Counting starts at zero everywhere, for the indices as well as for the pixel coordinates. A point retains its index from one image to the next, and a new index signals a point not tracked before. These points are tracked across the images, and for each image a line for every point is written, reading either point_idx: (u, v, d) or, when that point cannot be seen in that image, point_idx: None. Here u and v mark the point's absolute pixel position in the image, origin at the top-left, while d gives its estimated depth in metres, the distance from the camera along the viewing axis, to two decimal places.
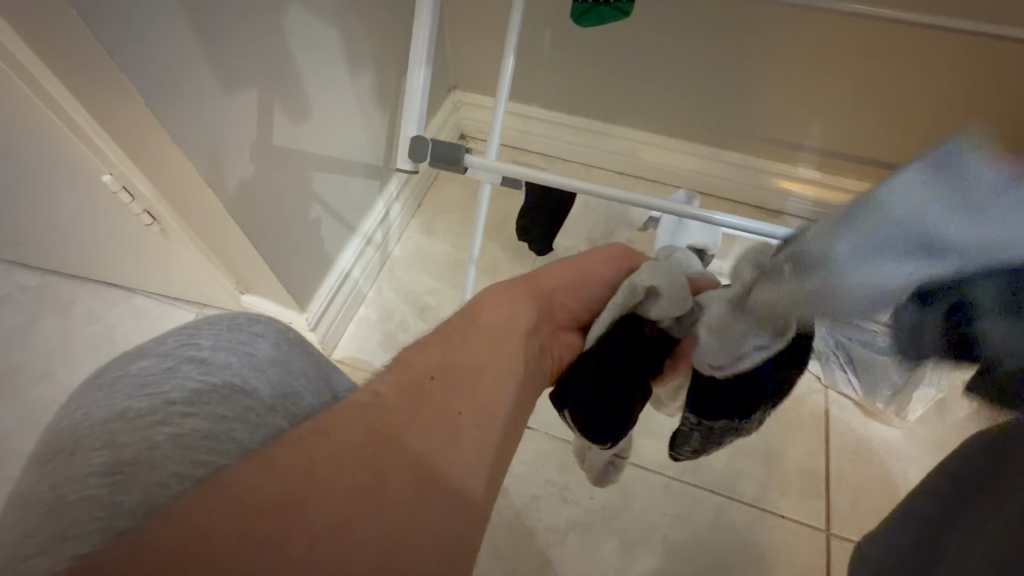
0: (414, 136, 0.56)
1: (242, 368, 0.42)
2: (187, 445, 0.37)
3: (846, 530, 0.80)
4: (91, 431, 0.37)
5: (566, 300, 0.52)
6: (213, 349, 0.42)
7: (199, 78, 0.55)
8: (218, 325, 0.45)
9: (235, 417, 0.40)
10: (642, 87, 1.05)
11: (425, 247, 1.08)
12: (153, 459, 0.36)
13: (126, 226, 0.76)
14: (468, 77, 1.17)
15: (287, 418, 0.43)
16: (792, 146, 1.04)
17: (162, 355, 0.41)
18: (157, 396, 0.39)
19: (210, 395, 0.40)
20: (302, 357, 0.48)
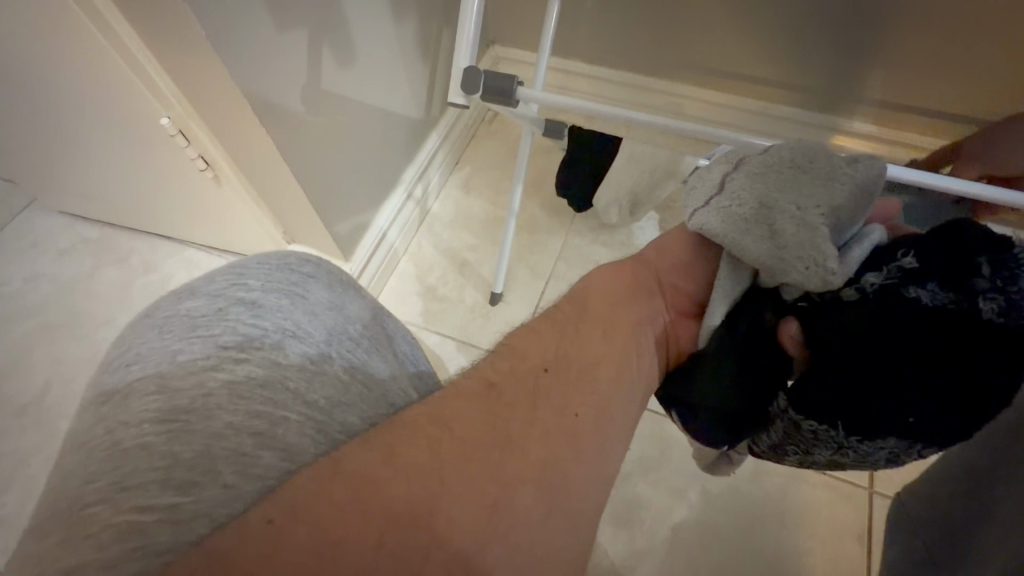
0: (468, 67, 0.55)
1: (294, 312, 0.44)
2: (241, 393, 0.39)
3: (887, 487, 0.79)
4: (148, 378, 0.40)
5: (679, 282, 0.53)
6: (262, 291, 0.45)
7: (252, 8, 0.55)
8: (267, 267, 0.47)
9: (288, 367, 0.42)
10: (687, 40, 1.02)
11: (463, 203, 1.08)
12: (208, 407, 0.38)
13: (182, 173, 0.79)
14: (507, 31, 1.15)
15: (341, 365, 0.44)
16: (849, 101, 0.99)
17: (213, 296, 0.44)
18: (210, 342, 0.41)
19: (262, 342, 0.42)
20: (353, 305, 0.49)
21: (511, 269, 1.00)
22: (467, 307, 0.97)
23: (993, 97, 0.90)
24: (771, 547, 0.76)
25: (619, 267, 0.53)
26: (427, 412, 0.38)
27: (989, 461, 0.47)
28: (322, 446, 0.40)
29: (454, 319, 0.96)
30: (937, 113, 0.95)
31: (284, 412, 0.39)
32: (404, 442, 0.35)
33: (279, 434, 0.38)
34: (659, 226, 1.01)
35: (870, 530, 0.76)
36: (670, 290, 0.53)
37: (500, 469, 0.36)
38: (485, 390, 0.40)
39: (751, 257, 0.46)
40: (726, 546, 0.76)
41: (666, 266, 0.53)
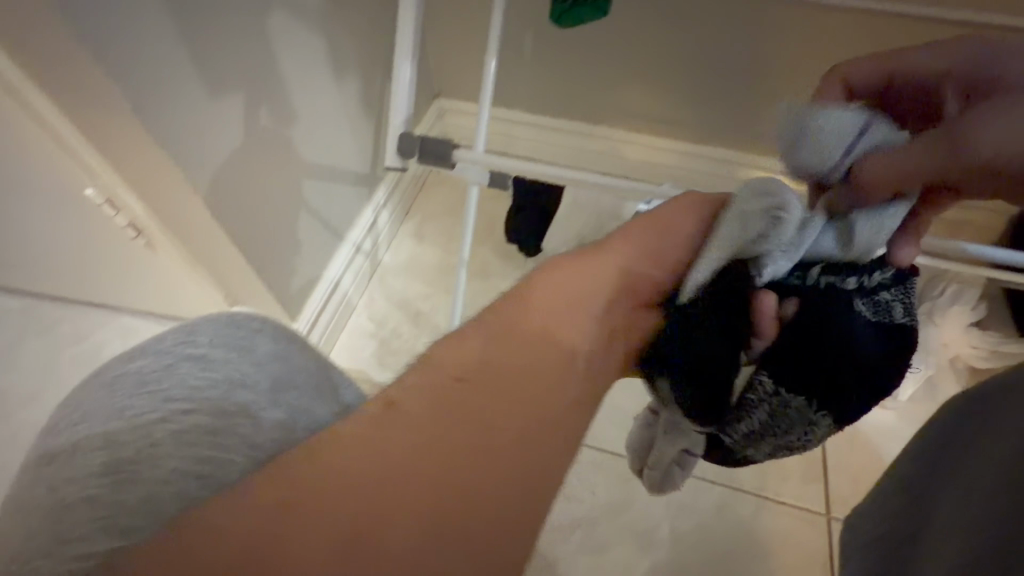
0: (404, 133, 0.55)
1: (243, 364, 0.42)
2: (188, 441, 0.37)
3: (843, 511, 0.81)
4: (90, 427, 0.37)
5: (649, 272, 0.44)
6: (210, 345, 0.41)
7: (185, 77, 0.55)
8: (217, 322, 0.44)
9: (235, 412, 0.39)
10: (621, 89, 1.08)
11: (415, 253, 1.08)
12: (152, 454, 0.35)
13: (110, 238, 0.74)
14: (451, 84, 1.19)
15: (287, 409, 0.42)
16: (773, 141, 1.07)
17: (161, 353, 0.40)
18: (153, 392, 0.38)
19: (210, 392, 0.39)
20: (299, 352, 0.47)
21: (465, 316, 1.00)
22: None
23: None
24: None
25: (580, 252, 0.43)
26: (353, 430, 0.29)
27: (914, 480, 0.52)
28: None
29: None
30: None
31: (231, 453, 0.37)
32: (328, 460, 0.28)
33: (228, 478, 0.36)
34: None
35: (831, 556, 0.78)
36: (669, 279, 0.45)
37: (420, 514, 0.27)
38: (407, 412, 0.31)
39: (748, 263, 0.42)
40: None
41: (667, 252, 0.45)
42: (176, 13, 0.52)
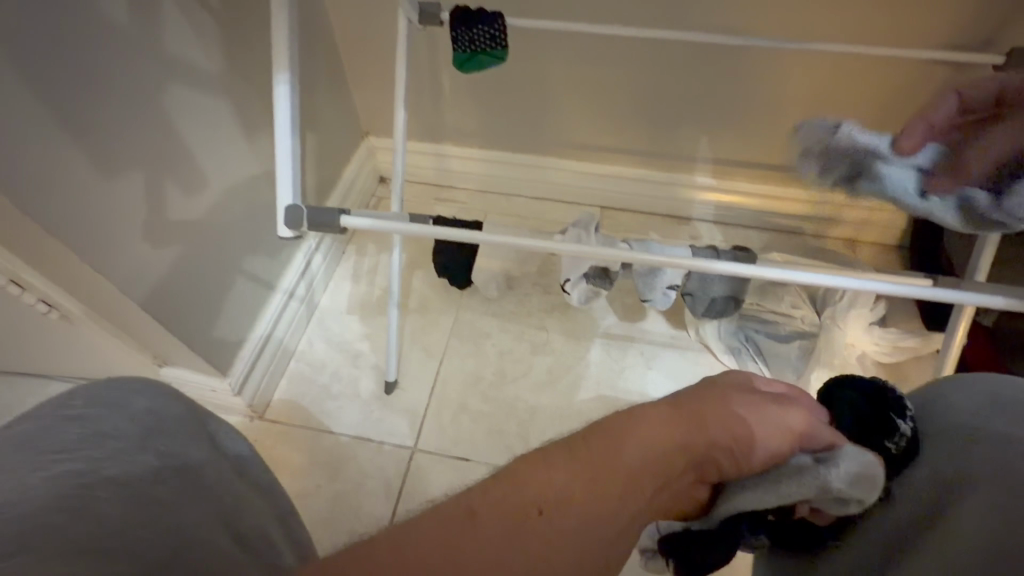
0: (290, 204, 0.55)
1: (114, 417, 0.41)
2: (64, 486, 0.36)
3: None
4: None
5: (726, 463, 0.43)
6: (85, 405, 0.42)
7: (64, 155, 0.56)
8: (92, 387, 0.44)
9: (104, 456, 0.39)
10: (539, 120, 1.12)
11: (351, 293, 1.09)
12: (25, 496, 0.35)
13: (22, 316, 0.73)
14: (377, 123, 1.20)
15: (156, 455, 0.41)
16: (688, 160, 1.12)
17: (38, 416, 0.41)
18: (28, 449, 0.38)
19: (83, 441, 0.39)
20: (180, 408, 0.47)
21: (404, 353, 1.01)
22: (363, 399, 0.97)
23: (796, 150, 1.06)
24: None
25: (679, 409, 0.44)
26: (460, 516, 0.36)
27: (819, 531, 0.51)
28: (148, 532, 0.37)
29: (351, 414, 0.95)
30: (757, 164, 1.09)
31: (97, 489, 0.37)
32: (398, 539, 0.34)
33: (99, 514, 0.36)
34: (542, 291, 1.07)
35: None
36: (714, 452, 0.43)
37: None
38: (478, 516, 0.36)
39: (841, 482, 0.39)
40: None
41: (717, 427, 0.43)
42: (40, 94, 0.54)
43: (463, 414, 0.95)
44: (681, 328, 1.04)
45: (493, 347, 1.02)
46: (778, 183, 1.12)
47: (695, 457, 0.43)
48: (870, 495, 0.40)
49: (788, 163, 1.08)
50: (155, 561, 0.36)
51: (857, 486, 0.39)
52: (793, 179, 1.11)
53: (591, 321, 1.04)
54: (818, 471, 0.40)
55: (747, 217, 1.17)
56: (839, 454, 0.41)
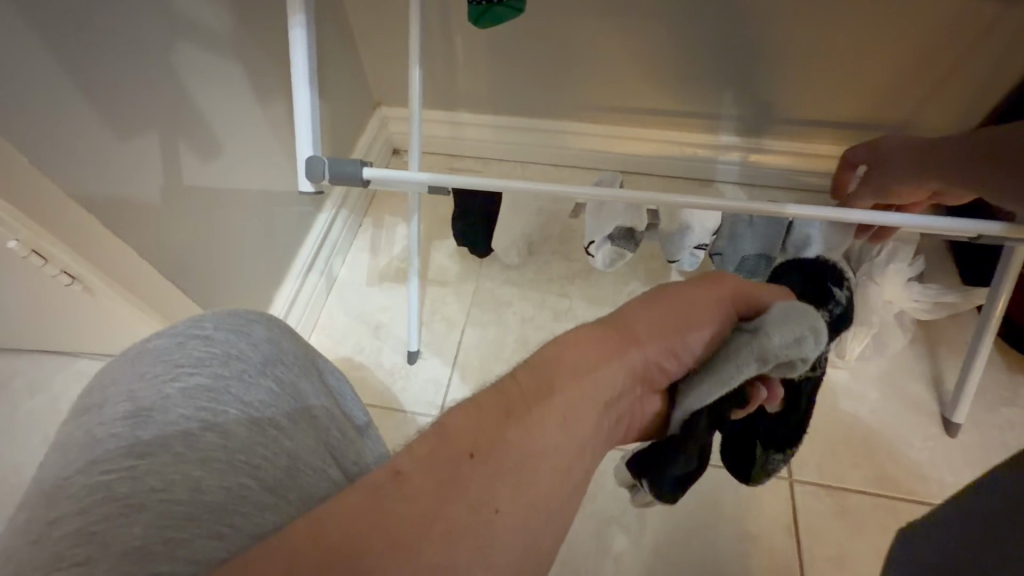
0: (311, 157, 0.53)
1: (241, 343, 0.43)
2: (198, 403, 0.38)
3: (803, 473, 0.84)
4: (117, 390, 0.39)
5: (664, 362, 0.46)
6: (214, 329, 0.43)
7: (75, 111, 0.55)
8: (221, 314, 0.45)
9: (231, 376, 0.41)
10: (556, 81, 1.08)
11: (370, 265, 1.07)
12: (165, 404, 0.38)
13: (46, 288, 0.72)
14: (389, 92, 1.17)
15: (275, 380, 0.43)
16: (711, 118, 1.08)
17: (173, 334, 0.42)
18: (166, 360, 0.40)
19: (210, 361, 0.41)
20: (292, 342, 0.48)
21: (425, 324, 1.00)
22: (385, 370, 0.96)
23: (826, 103, 1.02)
24: (712, 553, 0.78)
25: (599, 335, 0.43)
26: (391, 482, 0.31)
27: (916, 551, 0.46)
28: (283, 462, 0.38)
29: (373, 385, 0.95)
30: (785, 120, 1.05)
31: (225, 404, 0.39)
32: (377, 505, 0.30)
33: (228, 430, 0.38)
34: (563, 258, 1.05)
35: (792, 517, 0.80)
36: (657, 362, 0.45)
37: (437, 543, 0.30)
38: (434, 491, 0.31)
39: (778, 346, 0.45)
40: (670, 561, 0.77)
41: (652, 334, 0.45)
42: (49, 45, 0.52)
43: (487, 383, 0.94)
44: None
45: (515, 315, 1.00)
46: (807, 140, 1.07)
47: (638, 368, 0.44)
48: (809, 347, 0.46)
49: (818, 117, 1.04)
50: (266, 477, 0.37)
51: (796, 345, 0.45)
52: (822, 135, 1.06)
53: (614, 287, 1.02)
54: (760, 344, 0.45)
55: (774, 177, 1.13)
56: (766, 321, 0.46)
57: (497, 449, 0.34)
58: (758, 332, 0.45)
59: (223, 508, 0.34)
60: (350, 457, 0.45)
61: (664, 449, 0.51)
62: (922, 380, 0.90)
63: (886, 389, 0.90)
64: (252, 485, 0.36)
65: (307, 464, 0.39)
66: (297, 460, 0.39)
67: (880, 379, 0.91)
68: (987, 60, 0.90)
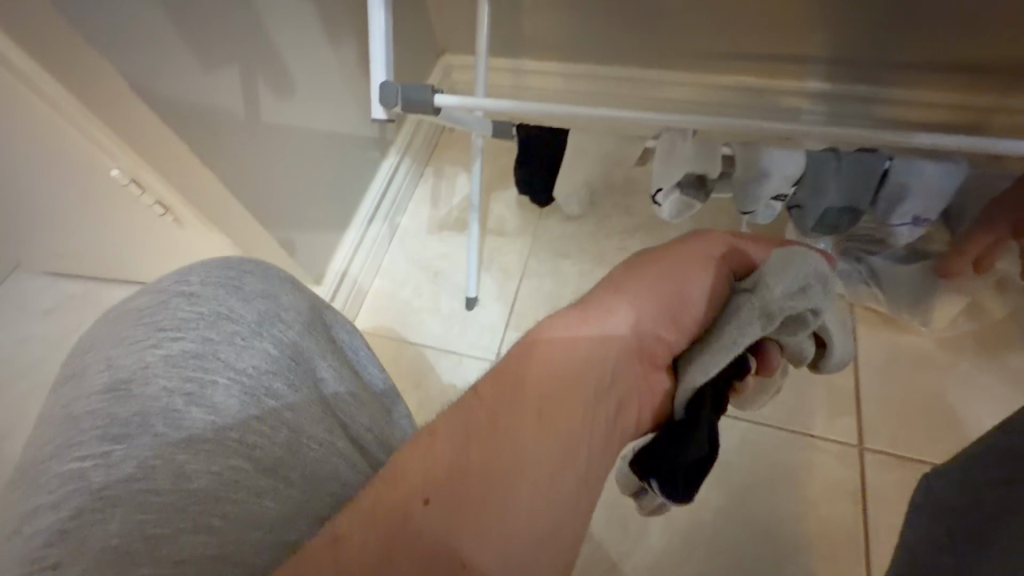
0: (384, 82, 0.53)
1: (229, 300, 0.42)
2: (181, 370, 0.37)
3: (875, 442, 0.79)
4: (97, 356, 0.39)
5: (661, 331, 0.44)
6: (201, 284, 0.42)
7: (164, 37, 0.57)
8: (211, 265, 0.44)
9: (218, 340, 0.40)
10: (629, 22, 1.02)
11: (431, 213, 1.09)
12: (147, 374, 0.37)
13: (143, 217, 0.78)
14: (454, 39, 1.16)
15: (271, 341, 0.42)
16: (797, 62, 0.99)
17: (157, 292, 0.42)
18: (147, 325, 0.39)
19: (196, 322, 0.40)
20: (291, 295, 0.46)
21: (482, 272, 1.01)
22: (444, 314, 0.98)
23: (935, 44, 0.91)
24: (767, 513, 0.76)
25: (583, 308, 0.43)
26: (387, 510, 0.31)
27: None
28: (272, 440, 0.38)
29: (433, 328, 0.97)
30: (884, 62, 0.95)
31: (212, 374, 0.38)
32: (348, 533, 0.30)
33: (215, 401, 0.37)
34: (627, 210, 1.02)
35: (858, 484, 0.76)
36: (651, 338, 0.43)
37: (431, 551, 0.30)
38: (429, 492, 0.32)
39: (781, 296, 0.40)
40: (722, 517, 0.76)
41: (642, 310, 0.43)
42: None
43: None
44: None
45: (573, 266, 0.99)
46: (908, 83, 0.97)
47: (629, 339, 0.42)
48: (813, 285, 0.40)
49: (925, 58, 0.93)
50: (261, 457, 0.37)
51: (801, 292, 0.40)
52: (927, 79, 0.95)
53: None
54: (762, 296, 0.40)
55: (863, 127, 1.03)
56: (764, 273, 0.41)
57: (461, 478, 0.33)
58: (756, 287, 0.41)
59: (214, 495, 0.34)
60: (359, 420, 0.46)
61: (672, 438, 0.43)
62: (1023, 354, 0.82)
63: (978, 361, 0.83)
64: (238, 463, 0.36)
65: (308, 437, 0.40)
66: (292, 432, 0.39)
67: (974, 350, 0.83)
68: None
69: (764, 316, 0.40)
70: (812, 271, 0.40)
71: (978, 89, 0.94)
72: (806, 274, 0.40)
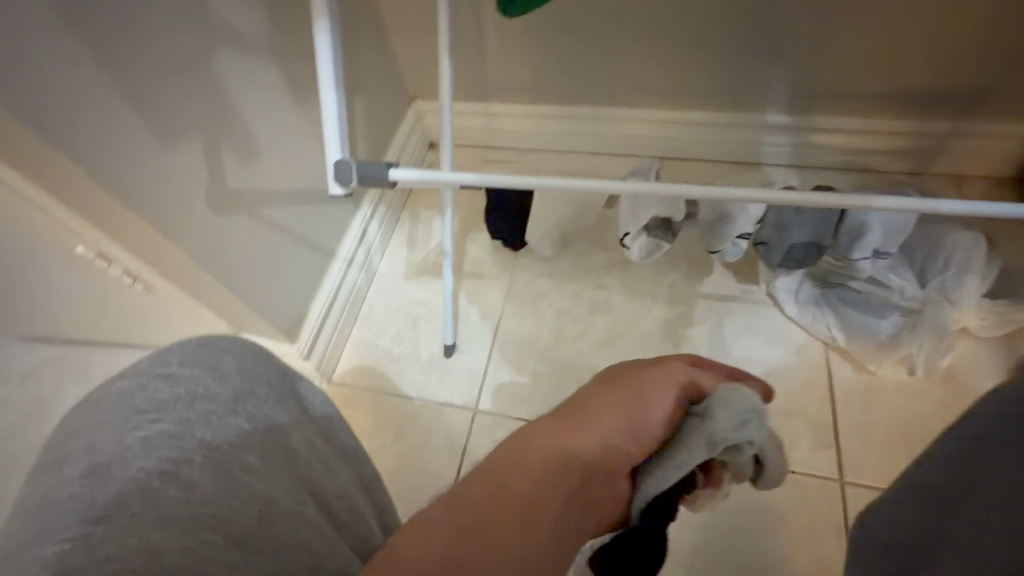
0: (338, 159, 0.55)
1: (203, 376, 0.35)
2: (161, 454, 0.31)
3: (856, 474, 0.79)
4: (77, 441, 0.32)
5: (626, 446, 0.43)
6: (179, 361, 0.35)
7: (118, 115, 0.57)
8: (188, 343, 0.37)
9: (198, 418, 0.33)
10: (592, 64, 1.04)
11: (407, 258, 1.10)
12: (125, 457, 0.30)
13: (112, 287, 0.78)
14: (423, 86, 1.18)
15: (248, 417, 0.35)
16: (759, 96, 1.01)
17: (136, 372, 0.34)
18: (125, 406, 0.32)
19: (175, 401, 0.33)
20: (265, 366, 0.40)
21: (460, 315, 1.01)
22: (423, 361, 0.98)
23: (886, 76, 0.93)
24: (753, 555, 0.75)
25: (559, 414, 0.42)
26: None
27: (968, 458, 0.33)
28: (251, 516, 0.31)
29: (412, 376, 0.97)
30: (838, 94, 0.98)
31: (189, 451, 0.31)
32: None
33: (191, 480, 0.30)
34: (600, 248, 1.03)
35: (841, 519, 0.76)
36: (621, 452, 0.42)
37: None
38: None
39: (723, 432, 0.43)
40: (709, 561, 0.75)
41: (610, 422, 0.43)
42: (100, 64, 0.55)
43: (524, 375, 0.94)
44: (753, 282, 0.97)
45: (550, 307, 0.99)
46: (864, 113, 0.99)
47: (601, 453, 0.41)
48: (755, 430, 0.43)
49: (878, 90, 0.96)
50: (235, 531, 0.29)
51: (744, 426, 0.43)
52: (881, 109, 0.98)
53: (653, 276, 0.99)
54: (705, 430, 0.43)
55: (826, 156, 1.06)
56: (712, 403, 0.44)
57: (455, 572, 0.31)
58: (706, 417, 0.44)
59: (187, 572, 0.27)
60: (331, 484, 0.39)
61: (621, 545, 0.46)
62: (997, 375, 0.82)
63: (953, 385, 0.83)
64: (219, 541, 0.28)
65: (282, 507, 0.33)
66: (269, 503, 0.32)
67: (948, 375, 0.84)
68: None
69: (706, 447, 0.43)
70: (750, 410, 0.43)
71: (932, 115, 0.97)
72: (750, 415, 0.43)
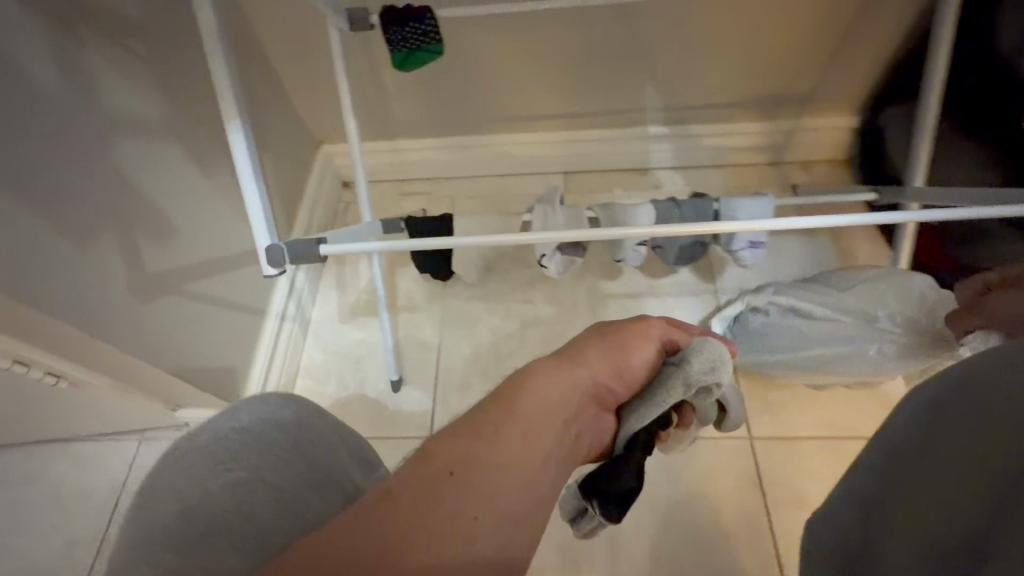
0: (269, 246, 0.59)
1: (264, 431, 0.46)
2: (241, 491, 0.42)
3: (761, 429, 0.93)
4: (166, 486, 0.42)
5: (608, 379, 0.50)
6: (249, 417, 0.46)
7: (26, 228, 0.57)
8: (256, 401, 0.48)
9: (263, 465, 0.44)
10: (487, 97, 1.12)
11: (340, 301, 1.12)
12: (210, 496, 0.41)
13: (32, 390, 0.75)
14: (328, 130, 1.20)
15: (304, 462, 0.45)
16: (639, 112, 1.14)
17: (211, 426, 0.46)
18: (209, 454, 0.44)
19: (245, 449, 0.44)
20: (317, 419, 0.49)
21: (402, 350, 1.05)
22: (371, 400, 1.01)
23: (737, 87, 1.10)
24: (690, 515, 0.87)
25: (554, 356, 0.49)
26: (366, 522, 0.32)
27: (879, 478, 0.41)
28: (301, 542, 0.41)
29: (364, 417, 1.00)
30: (703, 104, 1.13)
31: (260, 485, 0.43)
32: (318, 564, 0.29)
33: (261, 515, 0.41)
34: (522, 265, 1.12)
35: (755, 470, 0.90)
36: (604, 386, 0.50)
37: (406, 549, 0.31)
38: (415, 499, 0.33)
39: (697, 370, 0.49)
40: (655, 530, 0.86)
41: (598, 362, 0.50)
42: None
43: (471, 396, 1.00)
44: (658, 276, 1.10)
45: (485, 327, 1.06)
46: (726, 118, 1.16)
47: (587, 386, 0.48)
48: (723, 375, 0.50)
49: (734, 98, 1.12)
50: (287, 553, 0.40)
51: (714, 371, 0.49)
52: (738, 113, 1.15)
53: (573, 284, 1.10)
54: (684, 372, 0.49)
55: (702, 156, 1.21)
56: (688, 351, 0.50)
57: (461, 462, 0.36)
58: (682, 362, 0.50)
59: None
60: None
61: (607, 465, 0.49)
62: None
63: None
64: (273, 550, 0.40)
65: None
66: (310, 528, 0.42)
67: None
68: (867, 34, 1.00)
69: (686, 383, 0.49)
70: (722, 354, 0.50)
71: (780, 112, 1.14)
72: (719, 362, 0.49)
